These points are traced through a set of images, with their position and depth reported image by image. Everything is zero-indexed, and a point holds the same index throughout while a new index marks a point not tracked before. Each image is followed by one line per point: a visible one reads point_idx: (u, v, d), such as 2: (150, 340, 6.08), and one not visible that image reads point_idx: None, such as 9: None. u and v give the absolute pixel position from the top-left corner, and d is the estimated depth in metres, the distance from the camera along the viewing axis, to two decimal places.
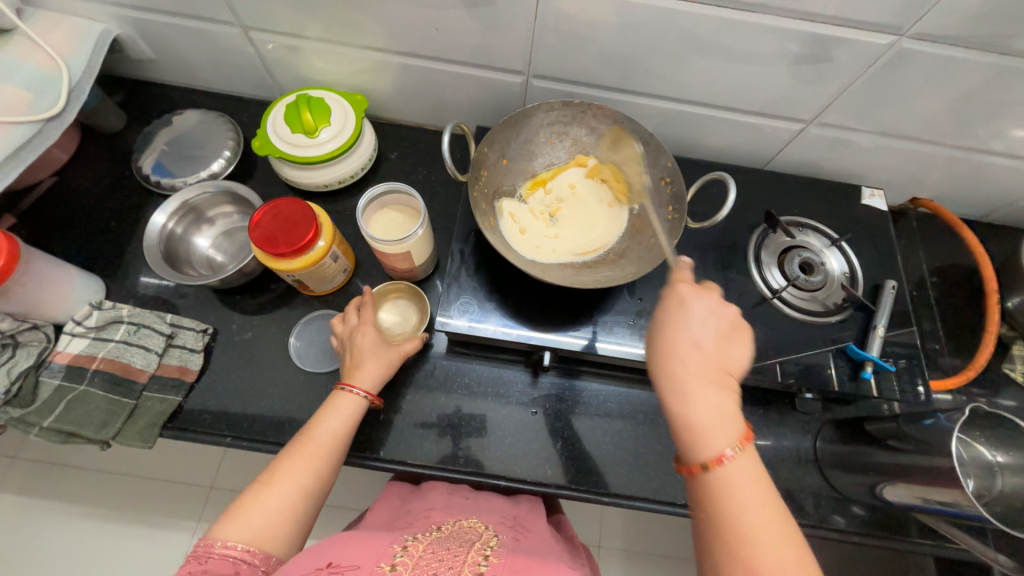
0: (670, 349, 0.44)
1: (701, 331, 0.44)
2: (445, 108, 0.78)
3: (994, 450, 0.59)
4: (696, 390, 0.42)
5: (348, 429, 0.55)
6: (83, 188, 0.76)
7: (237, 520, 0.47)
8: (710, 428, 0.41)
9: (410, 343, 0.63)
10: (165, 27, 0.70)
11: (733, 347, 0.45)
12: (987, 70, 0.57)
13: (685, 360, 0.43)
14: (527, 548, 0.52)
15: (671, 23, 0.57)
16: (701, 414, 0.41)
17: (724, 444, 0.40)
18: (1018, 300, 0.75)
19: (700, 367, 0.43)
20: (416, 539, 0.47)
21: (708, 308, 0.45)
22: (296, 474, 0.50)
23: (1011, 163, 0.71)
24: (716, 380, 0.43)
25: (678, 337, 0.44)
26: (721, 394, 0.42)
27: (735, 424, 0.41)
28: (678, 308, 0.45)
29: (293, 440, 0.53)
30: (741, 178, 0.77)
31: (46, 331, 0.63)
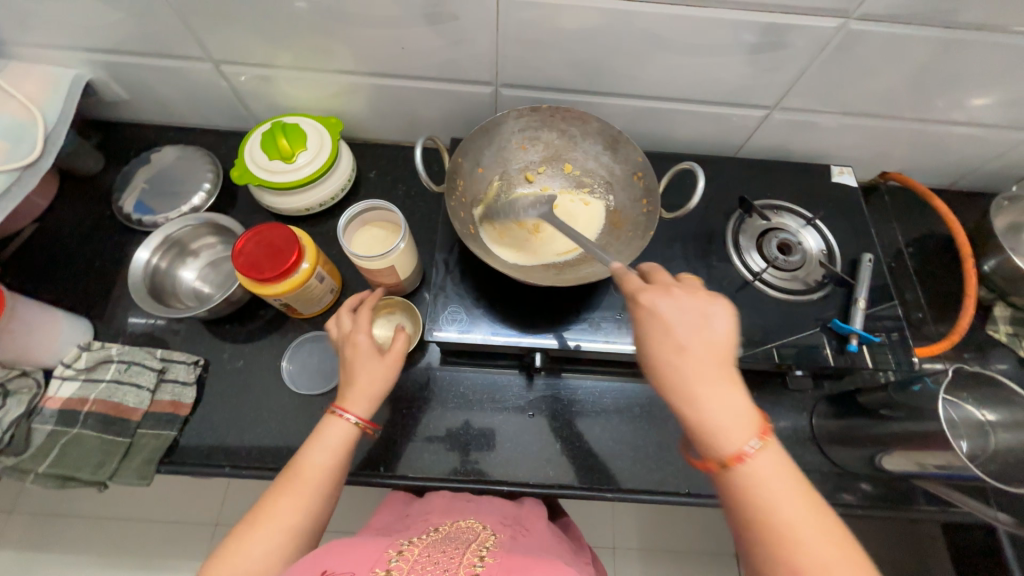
0: (661, 364, 0.42)
1: (685, 331, 0.42)
2: (419, 124, 0.80)
3: (981, 409, 0.61)
4: (702, 397, 0.41)
5: (342, 457, 0.53)
6: (65, 231, 0.77)
7: (225, 566, 0.45)
8: (723, 430, 0.40)
9: (400, 340, 0.58)
10: (137, 68, 0.71)
11: (722, 330, 0.43)
12: (934, 44, 0.59)
13: (681, 369, 0.42)
14: (525, 546, 0.51)
15: (629, 24, 0.59)
16: (714, 418, 0.40)
17: (741, 443, 0.40)
18: (994, 262, 0.76)
19: (697, 371, 0.41)
20: (412, 543, 0.47)
21: (676, 304, 0.43)
22: (286, 510, 0.48)
23: (971, 131, 0.73)
24: (715, 377, 0.42)
25: (665, 349, 0.42)
26: (726, 388, 0.41)
27: (748, 419, 0.41)
28: (653, 317, 0.43)
29: (284, 473, 0.51)
30: (714, 167, 0.79)
31: (36, 377, 0.63)
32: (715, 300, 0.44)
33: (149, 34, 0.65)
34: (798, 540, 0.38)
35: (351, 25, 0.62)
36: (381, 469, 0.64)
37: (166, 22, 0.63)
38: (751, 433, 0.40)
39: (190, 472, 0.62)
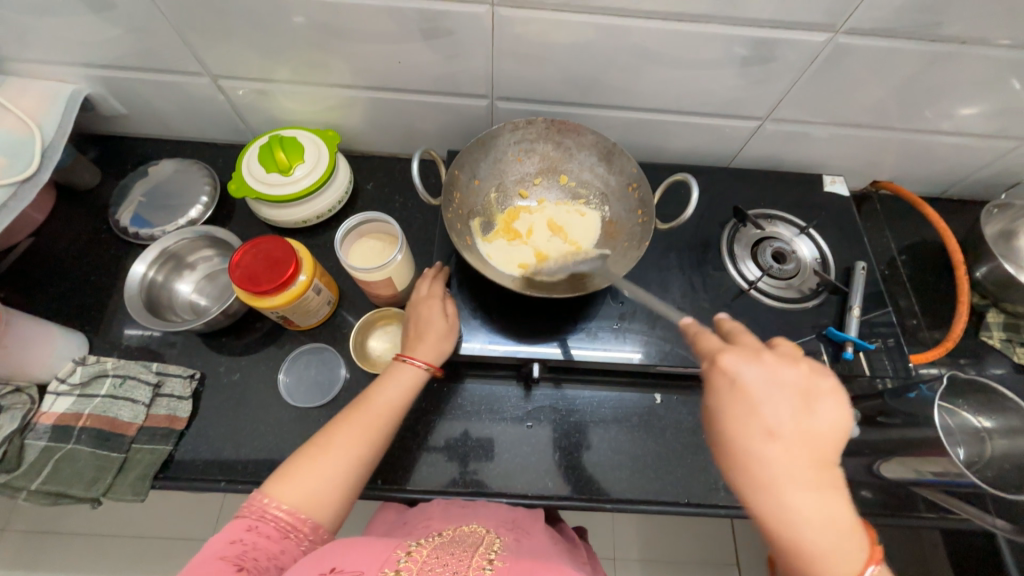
0: (743, 449, 0.42)
1: (779, 420, 0.42)
2: (416, 136, 0.80)
3: (978, 416, 0.61)
4: (791, 497, 0.40)
5: (405, 401, 0.57)
6: (61, 245, 0.77)
7: (291, 483, 0.48)
8: (813, 534, 0.39)
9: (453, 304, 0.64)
10: (136, 83, 0.71)
11: (820, 421, 0.42)
12: (921, 57, 0.60)
13: (769, 460, 0.41)
14: (528, 548, 0.52)
15: (622, 38, 0.60)
16: (801, 522, 0.40)
17: (834, 551, 0.39)
18: (985, 270, 0.77)
19: (790, 468, 0.40)
20: (420, 545, 0.46)
21: (783, 397, 0.42)
22: (351, 443, 0.52)
23: (959, 140, 0.74)
24: (809, 478, 0.40)
25: (754, 435, 0.42)
26: (821, 491, 0.40)
27: (842, 525, 0.40)
28: (743, 395, 0.43)
29: (351, 407, 0.55)
30: (708, 177, 0.80)
31: (30, 393, 0.62)
32: (816, 385, 0.44)
33: (148, 49, 0.65)
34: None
35: (348, 40, 0.62)
36: (377, 482, 0.63)
37: (164, 37, 0.63)
38: (846, 543, 0.39)
39: (185, 488, 0.62)
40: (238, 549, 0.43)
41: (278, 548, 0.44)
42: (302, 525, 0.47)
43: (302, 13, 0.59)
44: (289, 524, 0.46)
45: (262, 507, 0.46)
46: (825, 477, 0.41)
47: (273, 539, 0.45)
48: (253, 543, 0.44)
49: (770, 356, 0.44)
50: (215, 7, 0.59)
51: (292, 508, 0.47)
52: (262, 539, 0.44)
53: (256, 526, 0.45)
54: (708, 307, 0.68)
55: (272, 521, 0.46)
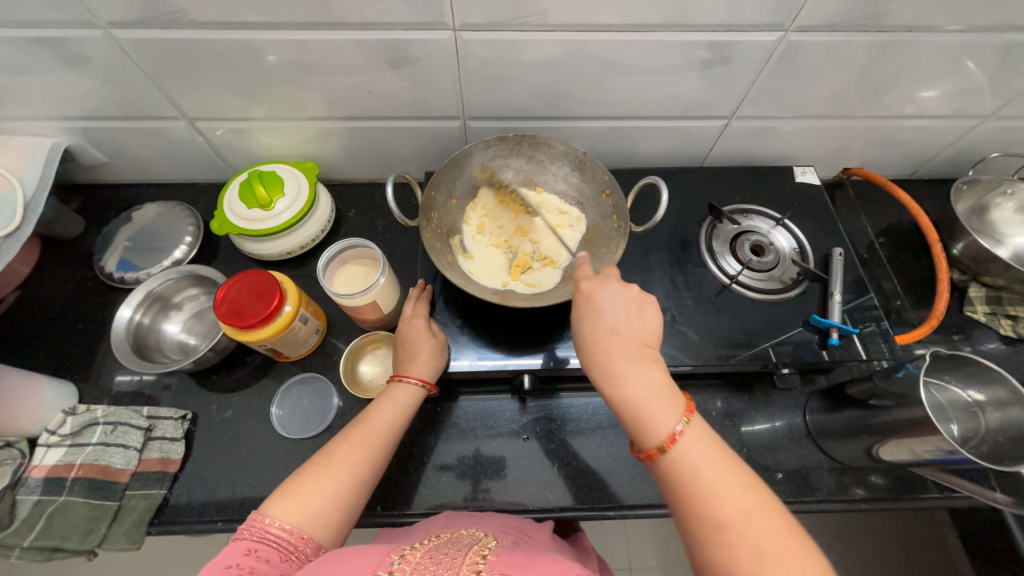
0: (590, 342, 0.47)
1: (614, 316, 0.48)
2: (393, 161, 0.82)
3: (967, 389, 0.61)
4: (623, 371, 0.45)
5: (404, 419, 0.57)
6: (48, 296, 0.77)
7: (292, 502, 0.47)
8: (644, 405, 0.43)
9: (434, 323, 0.65)
10: (114, 131, 0.73)
11: (651, 323, 0.48)
12: (871, 47, 0.62)
13: (608, 347, 0.46)
14: (528, 547, 0.49)
15: (582, 52, 0.62)
16: (633, 392, 0.44)
17: (664, 417, 0.43)
18: (961, 246, 0.78)
19: (621, 350, 0.46)
20: (413, 548, 0.44)
21: (613, 295, 0.49)
22: (353, 460, 0.51)
23: (921, 123, 0.76)
24: (636, 355, 0.46)
25: (596, 328, 0.47)
26: (646, 367, 0.45)
27: (671, 397, 0.44)
28: (589, 302, 0.49)
29: (349, 426, 0.55)
30: (682, 178, 0.82)
31: (20, 447, 0.61)
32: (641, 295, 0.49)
33: (124, 98, 0.67)
34: (711, 495, 0.40)
35: (319, 74, 0.64)
36: (377, 508, 0.62)
37: (138, 86, 0.65)
38: (670, 406, 0.43)
39: (182, 531, 0.61)
40: (237, 572, 0.40)
41: (281, 570, 0.43)
42: (304, 546, 0.45)
43: (273, 51, 0.60)
44: (290, 548, 0.44)
45: (261, 527, 0.44)
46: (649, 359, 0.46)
47: (275, 561, 0.43)
48: (252, 565, 0.41)
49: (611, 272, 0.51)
50: (187, 54, 0.60)
51: (294, 527, 0.45)
52: (263, 563, 0.42)
53: (256, 547, 0.43)
54: (692, 305, 0.69)
55: (273, 542, 0.44)
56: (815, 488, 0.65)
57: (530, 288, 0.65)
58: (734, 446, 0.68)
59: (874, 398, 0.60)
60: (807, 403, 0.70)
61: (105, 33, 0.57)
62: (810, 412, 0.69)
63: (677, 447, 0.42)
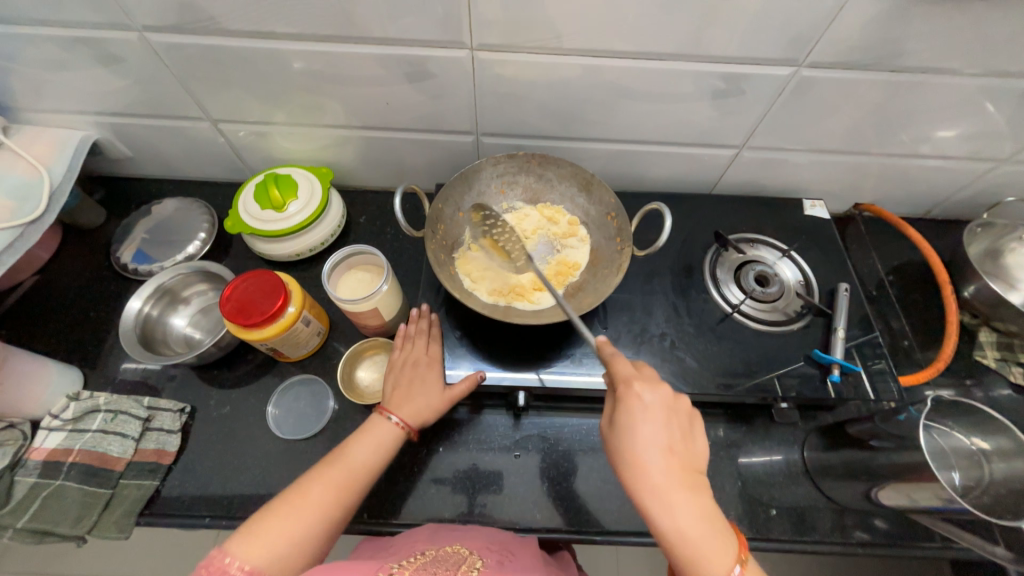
0: (641, 460, 0.45)
1: (667, 436, 0.46)
2: (406, 171, 0.84)
3: (970, 436, 0.59)
4: (678, 501, 0.43)
5: (382, 459, 0.56)
6: (64, 282, 0.79)
7: (256, 542, 0.47)
8: (700, 541, 0.42)
9: (466, 385, 0.62)
10: (141, 128, 0.76)
11: (695, 441, 0.48)
12: (886, 86, 0.62)
13: (661, 472, 0.44)
14: (515, 569, 0.48)
15: (596, 76, 0.63)
16: (689, 525, 0.43)
17: (720, 557, 0.42)
18: (972, 289, 0.77)
19: (675, 475, 0.44)
20: (401, 568, 0.44)
21: (665, 409, 0.47)
22: (325, 501, 0.51)
23: (936, 163, 0.76)
24: (688, 483, 0.45)
25: (649, 447, 0.45)
26: (698, 496, 0.44)
27: (721, 530, 0.43)
28: (645, 415, 0.46)
29: (327, 461, 0.55)
30: (689, 204, 0.82)
31: (22, 428, 0.63)
32: (686, 411, 0.48)
33: (153, 98, 0.70)
34: None
35: (340, 84, 0.66)
36: (363, 515, 0.62)
37: (168, 87, 0.68)
38: (725, 545, 0.43)
39: (169, 524, 0.61)
40: None
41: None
42: None
43: (299, 60, 0.62)
44: None
45: (221, 565, 0.44)
46: (695, 481, 0.45)
47: None
48: None
49: (663, 380, 0.49)
50: (216, 59, 0.63)
51: (253, 569, 0.45)
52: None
53: None
54: (693, 331, 0.68)
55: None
56: (809, 527, 0.64)
57: (531, 305, 0.65)
58: (729, 477, 0.66)
59: (874, 439, 0.59)
60: (806, 439, 0.68)
61: (140, 36, 0.60)
62: (809, 449, 0.67)
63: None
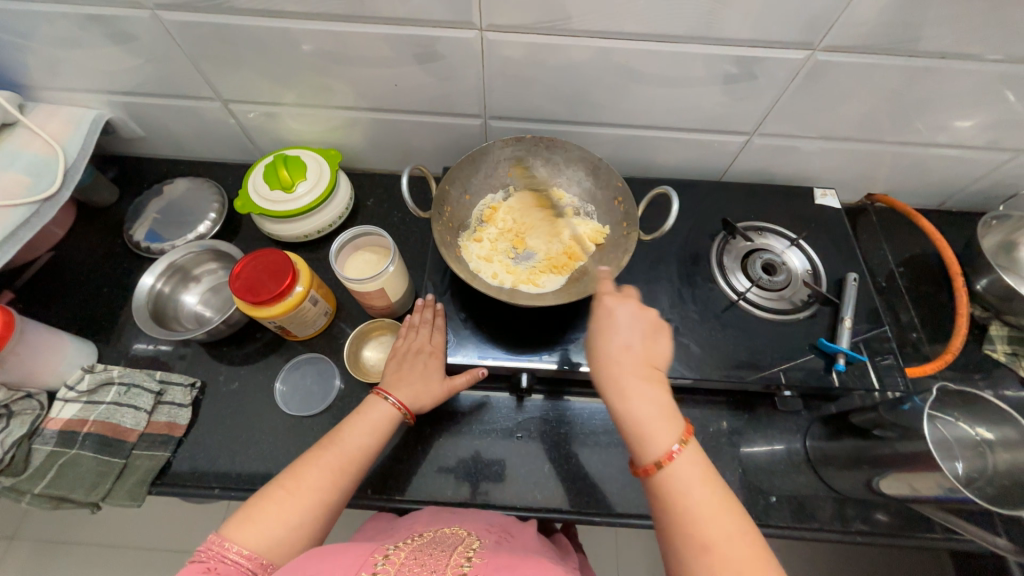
0: (599, 348, 0.48)
1: (627, 333, 0.48)
2: (414, 154, 0.84)
3: (975, 427, 0.59)
4: (628, 385, 0.45)
5: (377, 442, 0.57)
6: (79, 259, 0.81)
7: (253, 527, 0.47)
8: (646, 421, 0.44)
9: (464, 378, 0.63)
10: (153, 108, 0.76)
11: (660, 345, 0.49)
12: (902, 71, 0.61)
13: (617, 358, 0.47)
14: (511, 548, 0.50)
15: (606, 58, 0.62)
16: (637, 409, 0.44)
17: (663, 437, 0.43)
18: (985, 282, 0.76)
19: (629, 365, 0.47)
20: (398, 548, 0.45)
21: (631, 313, 0.50)
22: (321, 487, 0.51)
23: (952, 153, 0.74)
24: (643, 374, 0.46)
25: (608, 338, 0.48)
26: (652, 385, 0.46)
27: (672, 417, 0.45)
28: (609, 317, 0.50)
29: (321, 446, 0.54)
30: (698, 191, 0.81)
31: (40, 398, 0.65)
32: (655, 320, 0.50)
33: (164, 76, 0.70)
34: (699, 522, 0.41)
35: (349, 65, 0.66)
36: (367, 491, 0.63)
37: (179, 66, 0.68)
38: (671, 427, 0.44)
39: (180, 494, 0.63)
40: None
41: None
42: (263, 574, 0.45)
43: (309, 41, 0.63)
44: None
45: (219, 551, 0.45)
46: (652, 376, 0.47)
47: None
48: None
49: (634, 292, 0.51)
50: (227, 38, 0.63)
51: (253, 553, 0.46)
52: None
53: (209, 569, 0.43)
54: (698, 318, 0.68)
55: (230, 567, 0.44)
56: (809, 514, 0.64)
57: (536, 288, 0.66)
58: (730, 464, 0.67)
59: (877, 428, 0.58)
60: (809, 428, 0.68)
61: (152, 14, 0.60)
62: (811, 438, 0.67)
63: (671, 466, 0.42)
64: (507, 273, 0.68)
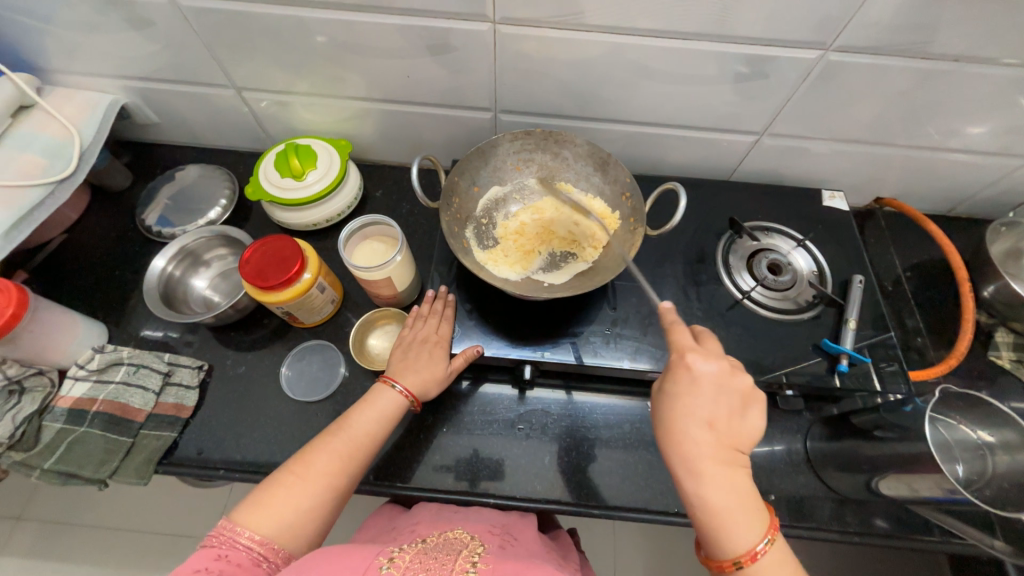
0: (680, 430, 0.46)
1: (712, 411, 0.46)
2: (423, 146, 0.84)
3: (977, 430, 0.59)
4: (711, 474, 0.44)
5: (383, 429, 0.57)
6: (91, 242, 0.82)
7: (264, 512, 0.48)
8: (730, 517, 0.43)
9: (462, 361, 0.64)
10: (168, 94, 0.77)
11: (748, 421, 0.46)
12: (914, 74, 0.61)
13: (700, 444, 0.45)
14: (515, 553, 0.51)
15: (619, 54, 0.62)
16: (719, 500, 0.44)
17: (747, 534, 0.43)
18: (992, 289, 0.76)
19: (713, 451, 0.45)
20: (403, 550, 0.46)
21: (717, 385, 0.46)
22: (330, 472, 0.52)
23: (962, 158, 0.74)
24: (727, 461, 0.45)
25: (692, 419, 0.46)
26: (735, 477, 0.45)
27: (755, 510, 0.44)
28: (691, 388, 0.46)
29: (329, 432, 0.55)
30: (705, 190, 0.81)
31: (51, 376, 0.66)
32: (745, 391, 0.47)
33: (180, 63, 0.71)
34: None
35: (362, 55, 0.67)
36: (369, 477, 0.64)
37: (195, 53, 0.69)
38: (754, 523, 0.44)
39: (185, 475, 0.64)
40: None
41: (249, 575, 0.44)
42: (274, 556, 0.46)
43: (323, 32, 0.64)
44: (259, 558, 0.46)
45: (230, 536, 0.46)
46: (734, 459, 0.45)
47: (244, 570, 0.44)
48: (221, 569, 0.43)
49: (721, 356, 0.47)
50: (242, 26, 0.64)
51: (264, 537, 0.47)
52: (231, 567, 0.44)
53: (224, 555, 0.44)
54: (701, 315, 0.69)
55: (241, 552, 0.45)
56: (807, 514, 0.64)
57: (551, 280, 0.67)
58: None
59: (878, 429, 0.59)
60: (810, 429, 0.68)
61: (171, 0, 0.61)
62: (811, 438, 0.67)
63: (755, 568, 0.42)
64: (508, 256, 0.69)
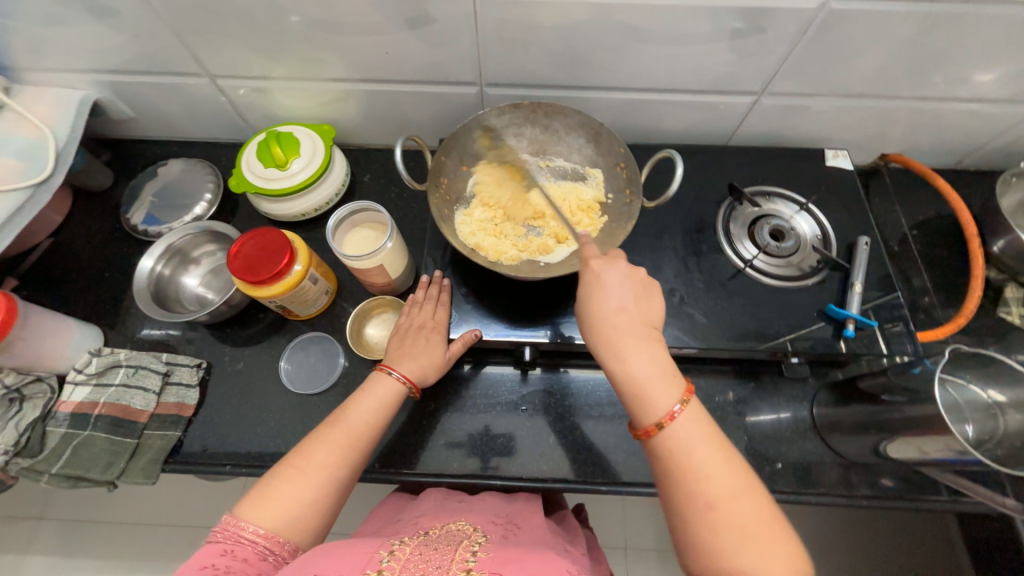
0: (597, 316, 0.48)
1: (620, 295, 0.49)
2: (409, 127, 0.81)
3: (987, 390, 0.58)
4: (627, 346, 0.46)
5: (383, 417, 0.57)
6: (78, 245, 0.81)
7: (266, 506, 0.48)
8: (647, 381, 0.45)
9: (458, 345, 0.63)
10: (141, 87, 0.74)
11: (653, 304, 0.50)
12: (921, 19, 0.57)
13: (614, 324, 0.47)
14: (517, 541, 0.51)
15: (606, 16, 0.59)
16: (638, 368, 0.45)
17: (663, 397, 0.44)
18: (1002, 244, 0.74)
19: (626, 325, 0.47)
20: (403, 543, 0.46)
21: (622, 274, 0.50)
22: (331, 461, 0.52)
23: (972, 108, 0.71)
24: (643, 335, 0.47)
25: (605, 305, 0.48)
26: (650, 346, 0.47)
27: (672, 378, 0.45)
28: (599, 281, 0.50)
29: (328, 422, 0.55)
30: (703, 156, 0.78)
31: (49, 382, 0.65)
32: (647, 285, 0.51)
33: (149, 53, 0.68)
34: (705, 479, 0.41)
35: (338, 33, 0.63)
36: (375, 465, 0.64)
37: (164, 42, 0.66)
38: (671, 387, 0.45)
39: (193, 472, 0.65)
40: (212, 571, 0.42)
41: (256, 569, 0.44)
42: (280, 549, 0.46)
43: (294, 10, 0.60)
44: (264, 550, 0.46)
45: (235, 531, 0.46)
46: (649, 336, 0.48)
47: (252, 564, 0.44)
48: (227, 564, 0.43)
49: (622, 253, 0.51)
50: (210, 8, 0.60)
51: (270, 531, 0.47)
52: (237, 563, 0.44)
53: (228, 550, 0.44)
54: (703, 286, 0.67)
55: (247, 546, 0.45)
56: (814, 479, 0.64)
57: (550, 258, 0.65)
58: (736, 432, 0.67)
59: (885, 393, 0.58)
60: (815, 395, 0.68)
61: None
62: (817, 405, 0.67)
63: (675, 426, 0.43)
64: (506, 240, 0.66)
